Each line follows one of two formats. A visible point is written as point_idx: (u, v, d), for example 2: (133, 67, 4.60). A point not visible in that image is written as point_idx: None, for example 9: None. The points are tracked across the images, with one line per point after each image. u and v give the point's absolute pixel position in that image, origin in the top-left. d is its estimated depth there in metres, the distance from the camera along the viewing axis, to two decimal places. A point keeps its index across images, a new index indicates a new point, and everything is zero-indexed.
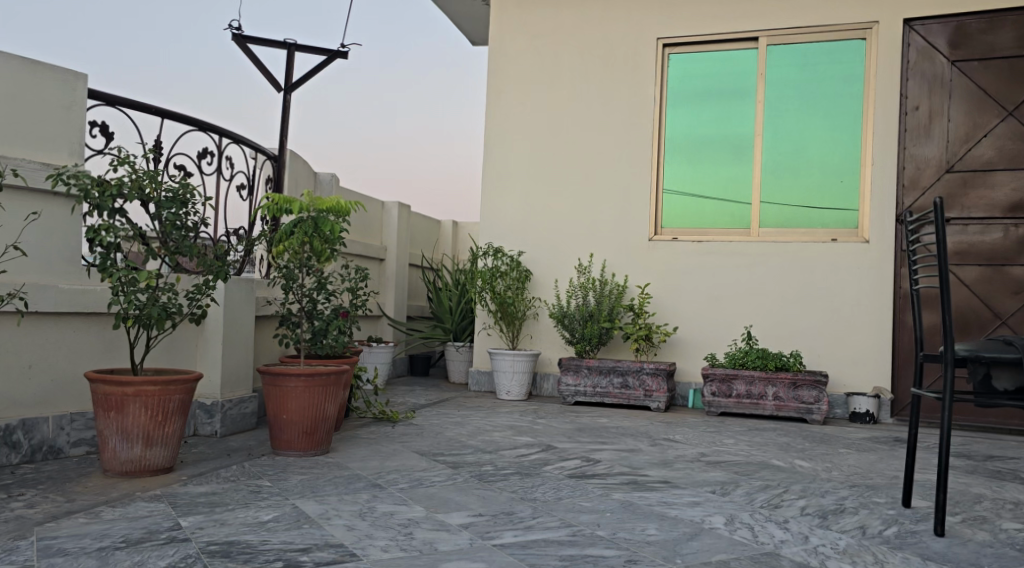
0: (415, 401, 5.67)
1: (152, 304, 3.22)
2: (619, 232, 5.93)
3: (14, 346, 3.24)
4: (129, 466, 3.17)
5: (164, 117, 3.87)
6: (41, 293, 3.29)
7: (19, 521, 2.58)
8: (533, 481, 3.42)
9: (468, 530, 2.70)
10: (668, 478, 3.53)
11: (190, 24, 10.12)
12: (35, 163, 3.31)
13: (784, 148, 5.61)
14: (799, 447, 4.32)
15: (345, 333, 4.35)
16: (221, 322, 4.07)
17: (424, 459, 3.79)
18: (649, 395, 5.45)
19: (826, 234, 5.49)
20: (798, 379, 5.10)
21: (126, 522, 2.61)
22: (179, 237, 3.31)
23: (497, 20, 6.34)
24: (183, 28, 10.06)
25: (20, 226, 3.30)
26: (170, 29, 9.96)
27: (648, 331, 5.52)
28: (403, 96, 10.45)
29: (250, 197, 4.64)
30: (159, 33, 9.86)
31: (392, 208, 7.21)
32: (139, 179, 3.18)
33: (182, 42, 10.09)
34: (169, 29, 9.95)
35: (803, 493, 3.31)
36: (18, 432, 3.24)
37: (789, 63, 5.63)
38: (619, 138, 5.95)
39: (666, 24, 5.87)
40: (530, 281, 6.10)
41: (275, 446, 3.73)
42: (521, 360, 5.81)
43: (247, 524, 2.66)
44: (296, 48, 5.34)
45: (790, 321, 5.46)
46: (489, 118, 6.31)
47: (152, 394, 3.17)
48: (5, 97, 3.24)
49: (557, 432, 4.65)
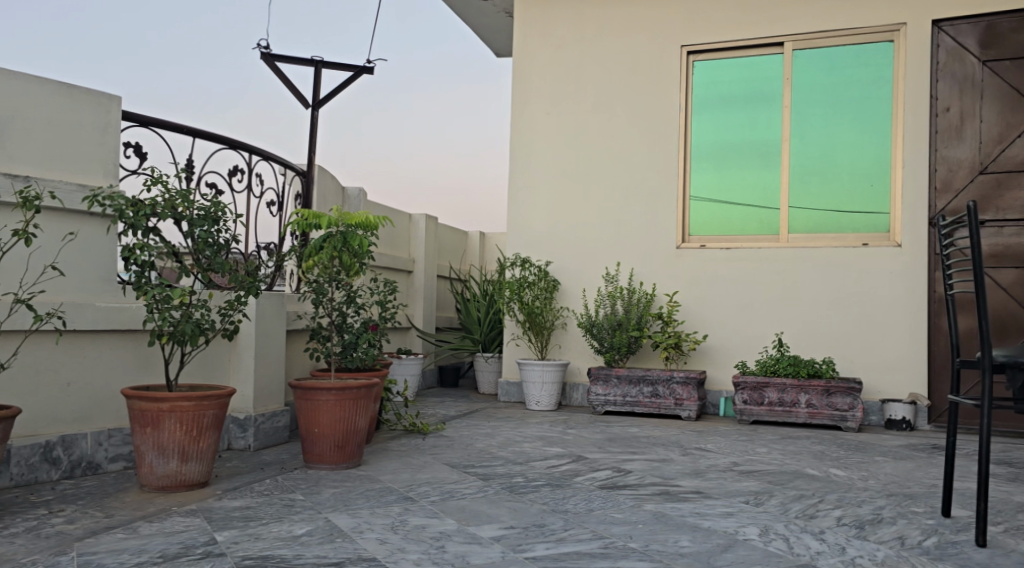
0: (444, 412, 5.69)
1: (185, 321, 3.25)
2: (646, 241, 5.90)
3: (53, 363, 3.32)
4: (165, 481, 3.22)
5: (196, 136, 3.94)
6: (80, 312, 3.37)
7: (59, 537, 2.63)
8: (564, 493, 3.41)
9: (500, 543, 2.70)
10: (700, 489, 3.49)
11: (231, 42, 9.85)
12: (71, 185, 3.39)
13: (812, 154, 5.56)
14: (834, 456, 4.25)
15: (375, 346, 4.38)
16: (252, 339, 4.10)
17: (455, 471, 3.80)
18: (680, 404, 5.41)
19: (857, 238, 5.41)
20: (831, 386, 5.03)
21: (163, 537, 2.65)
22: (211, 254, 3.38)
23: (520, 31, 6.37)
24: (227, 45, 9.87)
25: (58, 247, 3.38)
26: (212, 43, 9.82)
27: (678, 340, 5.50)
28: (432, 108, 10.49)
29: (281, 213, 4.72)
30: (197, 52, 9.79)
31: (420, 219, 7.25)
32: (172, 199, 3.26)
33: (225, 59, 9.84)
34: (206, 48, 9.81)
35: (839, 503, 3.26)
36: (58, 449, 3.31)
37: (817, 66, 5.57)
38: (646, 148, 5.94)
39: (691, 31, 5.85)
40: (558, 291, 6.09)
41: (307, 460, 3.76)
42: (550, 371, 5.80)
43: (282, 539, 2.68)
44: (323, 65, 5.38)
45: (822, 328, 5.39)
46: (514, 127, 6.34)
47: (187, 409, 3.22)
48: (42, 123, 3.34)
49: (588, 442, 4.63)
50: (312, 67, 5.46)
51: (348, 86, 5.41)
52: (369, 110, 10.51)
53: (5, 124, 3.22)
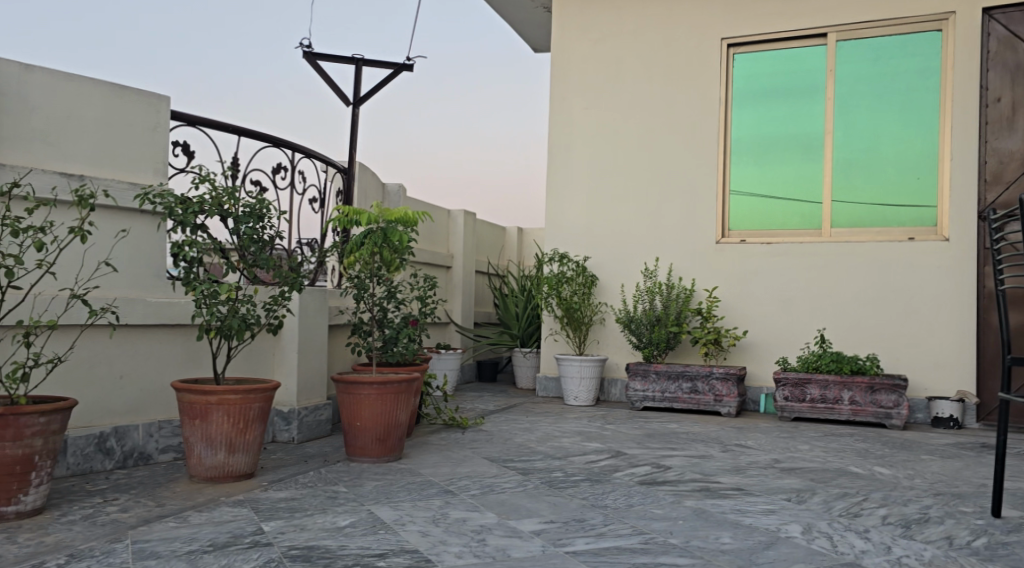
0: (483, 407, 5.73)
1: (232, 316, 3.32)
2: (685, 235, 5.86)
3: (106, 356, 3.41)
4: (213, 472, 3.30)
5: (241, 134, 4.02)
6: (132, 307, 3.46)
7: (114, 525, 2.71)
8: (603, 489, 3.41)
9: (541, 537, 2.71)
10: (741, 486, 3.47)
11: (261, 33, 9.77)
12: (122, 183, 3.48)
13: (855, 147, 5.46)
14: (879, 454, 4.18)
15: (415, 340, 4.42)
16: (296, 333, 4.18)
17: (494, 465, 3.83)
18: (719, 400, 5.38)
19: (902, 233, 5.30)
20: (876, 383, 4.94)
21: (213, 527, 2.72)
22: (256, 250, 3.46)
23: (558, 25, 6.36)
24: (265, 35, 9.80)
25: (111, 244, 3.48)
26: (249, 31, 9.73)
27: (717, 335, 5.45)
28: (468, 103, 10.50)
29: (323, 209, 4.79)
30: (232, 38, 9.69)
31: (458, 215, 7.29)
32: (219, 196, 3.33)
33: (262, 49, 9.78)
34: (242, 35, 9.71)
35: (884, 501, 3.21)
36: (111, 439, 3.41)
37: (861, 58, 5.47)
38: (686, 142, 5.89)
39: (730, 23, 5.79)
40: (596, 287, 6.09)
41: (349, 453, 3.82)
42: (588, 365, 5.80)
43: (326, 530, 2.73)
44: (363, 63, 5.43)
45: (866, 324, 5.30)
46: (551, 121, 6.34)
47: (234, 402, 3.29)
48: (96, 123, 3.44)
49: (627, 438, 4.63)
50: (352, 65, 5.50)
51: (387, 84, 5.45)
52: (405, 106, 10.64)
53: (60, 125, 3.32)
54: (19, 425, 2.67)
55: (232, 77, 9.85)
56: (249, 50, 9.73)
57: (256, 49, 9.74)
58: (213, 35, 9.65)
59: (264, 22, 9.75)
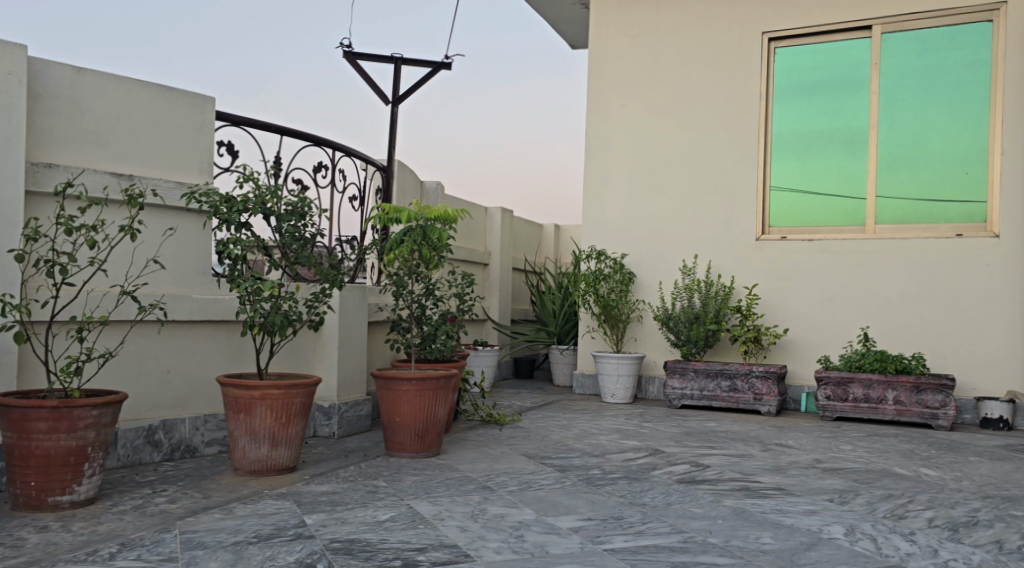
0: (521, 404, 5.74)
1: (275, 312, 3.38)
2: (725, 231, 5.81)
3: (155, 351, 3.50)
4: (257, 465, 3.37)
5: (284, 134, 4.09)
6: (179, 303, 3.55)
7: (163, 515, 2.79)
8: (641, 486, 3.41)
9: (579, 534, 2.72)
10: (782, 486, 3.43)
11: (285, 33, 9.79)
12: (170, 182, 3.57)
13: (900, 142, 5.34)
14: (925, 455, 4.10)
15: (453, 337, 4.46)
16: (337, 330, 4.24)
17: (532, 462, 3.84)
18: (759, 399, 5.32)
19: (950, 229, 5.17)
20: (921, 383, 4.84)
21: (257, 519, 2.78)
22: (298, 248, 3.52)
23: (596, 21, 6.33)
24: (299, 32, 9.92)
25: (159, 241, 3.56)
26: (282, 30, 9.74)
27: (758, 333, 5.38)
28: (506, 101, 10.50)
29: (362, 208, 4.85)
30: (264, 38, 9.62)
31: (495, 213, 7.31)
32: (262, 195, 3.39)
33: (296, 45, 9.94)
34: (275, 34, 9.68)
35: (930, 504, 3.14)
36: (159, 432, 3.50)
37: (907, 50, 5.35)
38: (725, 138, 5.83)
39: (771, 17, 5.71)
40: (633, 284, 6.06)
41: (388, 448, 3.87)
42: (626, 363, 5.78)
43: (367, 523, 2.77)
44: (402, 62, 5.48)
45: (910, 322, 5.20)
46: (589, 118, 6.31)
47: (277, 397, 3.36)
48: (144, 123, 3.52)
49: (665, 436, 4.60)
50: (392, 64, 5.56)
51: (426, 82, 5.49)
52: (451, 102, 10.63)
53: (111, 127, 3.42)
54: (73, 418, 2.75)
55: (258, 73, 9.81)
56: (275, 51, 9.79)
57: (284, 47, 9.86)
58: (235, 34, 9.45)
59: (299, 21, 9.85)
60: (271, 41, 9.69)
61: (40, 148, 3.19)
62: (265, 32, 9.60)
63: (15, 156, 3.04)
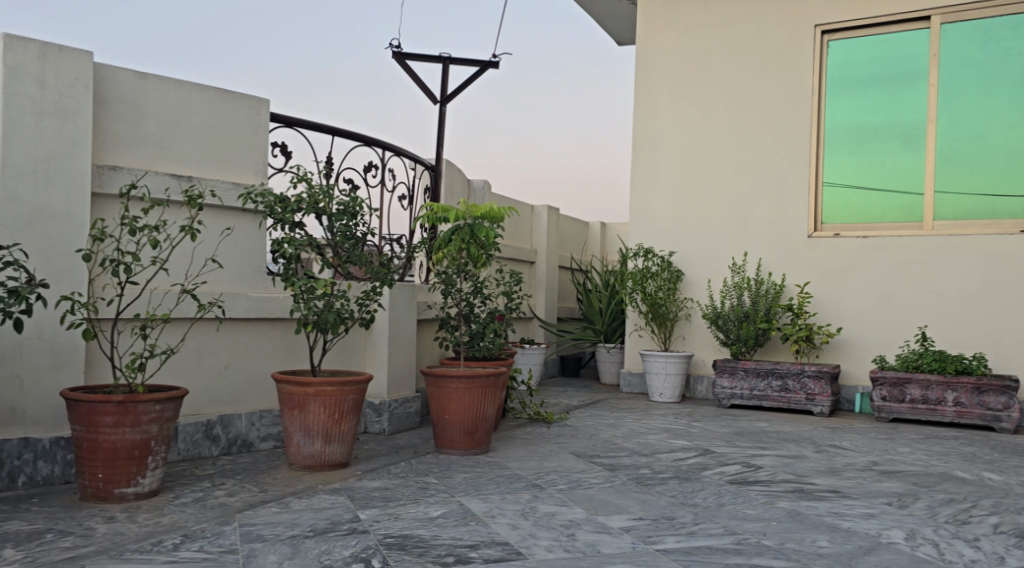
0: (568, 401, 5.74)
1: (328, 310, 3.43)
2: (776, 228, 5.71)
3: (213, 348, 3.59)
4: (311, 460, 3.42)
5: (335, 134, 4.15)
6: (236, 301, 3.62)
7: (222, 508, 2.85)
8: (693, 487, 3.37)
9: (630, 534, 2.70)
10: (838, 488, 3.36)
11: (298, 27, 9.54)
12: (226, 183, 3.65)
13: (960, 135, 5.19)
14: (987, 458, 3.98)
15: (501, 335, 4.48)
16: (387, 328, 4.29)
17: (581, 460, 3.83)
18: (811, 399, 5.21)
19: (1013, 225, 5.01)
20: (983, 384, 4.69)
21: (312, 513, 2.83)
22: (350, 247, 3.56)
23: (642, 18, 6.27)
24: (314, 29, 9.65)
25: (217, 241, 3.65)
26: (297, 24, 9.49)
27: (810, 332, 5.27)
28: (553, 97, 10.51)
29: (411, 207, 4.89)
30: (279, 30, 9.42)
31: (541, 211, 7.31)
32: (315, 195, 3.44)
33: (310, 40, 9.73)
34: (294, 26, 9.52)
35: (994, 509, 3.04)
36: (217, 427, 3.59)
37: (966, 41, 5.18)
38: (776, 134, 5.73)
39: (825, 8, 5.58)
40: (681, 283, 5.99)
41: (438, 445, 3.90)
42: (674, 362, 5.73)
43: (419, 519, 2.80)
44: (450, 61, 5.51)
45: (971, 321, 5.05)
46: (635, 116, 6.27)
47: (330, 393, 3.41)
48: (204, 126, 3.62)
49: (715, 436, 4.55)
50: (440, 64, 5.60)
51: (474, 81, 5.50)
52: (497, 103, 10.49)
53: (170, 129, 3.50)
54: (137, 412, 2.84)
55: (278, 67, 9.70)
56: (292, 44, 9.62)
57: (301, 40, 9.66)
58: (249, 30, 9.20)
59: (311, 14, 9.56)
60: (285, 36, 9.50)
61: (105, 150, 3.29)
62: (275, 28, 9.35)
63: (81, 158, 3.14)
